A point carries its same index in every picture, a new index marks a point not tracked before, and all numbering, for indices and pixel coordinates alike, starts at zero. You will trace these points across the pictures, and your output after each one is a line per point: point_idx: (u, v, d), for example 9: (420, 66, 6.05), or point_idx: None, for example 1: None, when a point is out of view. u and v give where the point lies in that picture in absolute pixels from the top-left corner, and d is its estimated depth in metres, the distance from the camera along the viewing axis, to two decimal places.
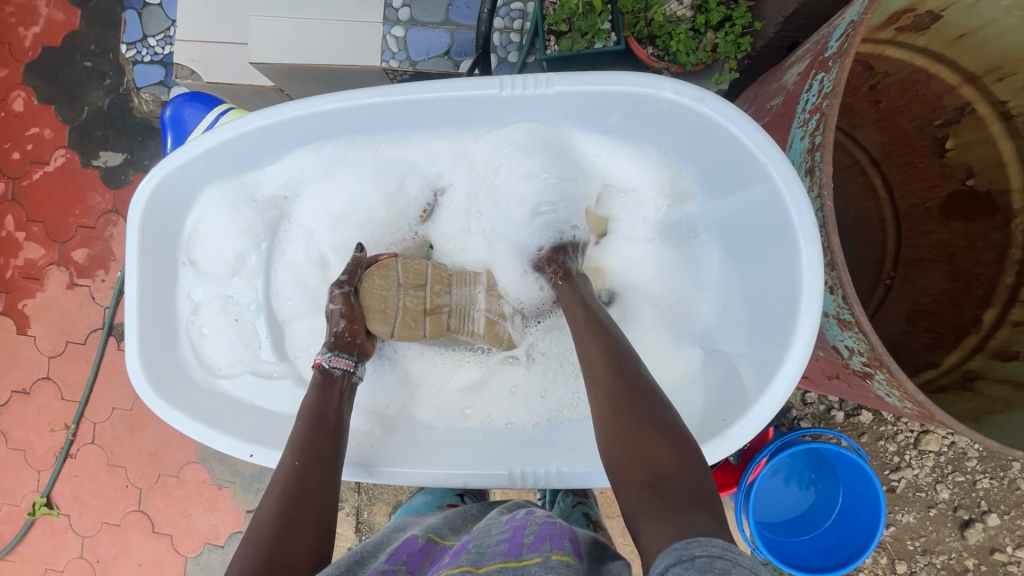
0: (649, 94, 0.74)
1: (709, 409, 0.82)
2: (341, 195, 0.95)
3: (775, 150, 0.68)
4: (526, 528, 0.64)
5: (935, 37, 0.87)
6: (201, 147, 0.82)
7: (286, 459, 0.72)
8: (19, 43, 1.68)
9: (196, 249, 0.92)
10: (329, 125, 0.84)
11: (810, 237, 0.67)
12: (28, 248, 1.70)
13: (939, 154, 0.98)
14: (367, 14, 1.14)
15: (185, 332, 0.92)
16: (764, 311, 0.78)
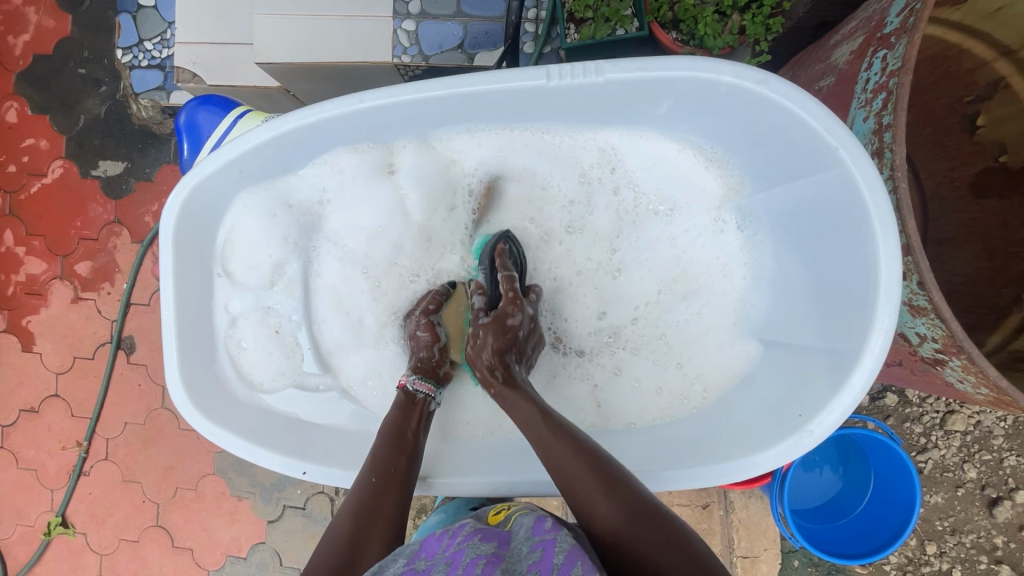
0: (708, 79, 0.71)
1: (782, 402, 0.81)
2: (381, 198, 0.92)
3: (846, 133, 0.66)
4: (556, 545, 0.58)
5: (971, 10, 0.86)
6: (236, 151, 0.78)
7: (362, 475, 0.72)
8: (9, 52, 1.62)
9: (232, 259, 0.89)
10: (370, 125, 0.81)
11: (887, 227, 0.66)
12: (29, 263, 1.66)
13: (969, 132, 0.97)
14: (376, 9, 1.10)
15: (224, 347, 0.90)
16: (835, 302, 0.77)
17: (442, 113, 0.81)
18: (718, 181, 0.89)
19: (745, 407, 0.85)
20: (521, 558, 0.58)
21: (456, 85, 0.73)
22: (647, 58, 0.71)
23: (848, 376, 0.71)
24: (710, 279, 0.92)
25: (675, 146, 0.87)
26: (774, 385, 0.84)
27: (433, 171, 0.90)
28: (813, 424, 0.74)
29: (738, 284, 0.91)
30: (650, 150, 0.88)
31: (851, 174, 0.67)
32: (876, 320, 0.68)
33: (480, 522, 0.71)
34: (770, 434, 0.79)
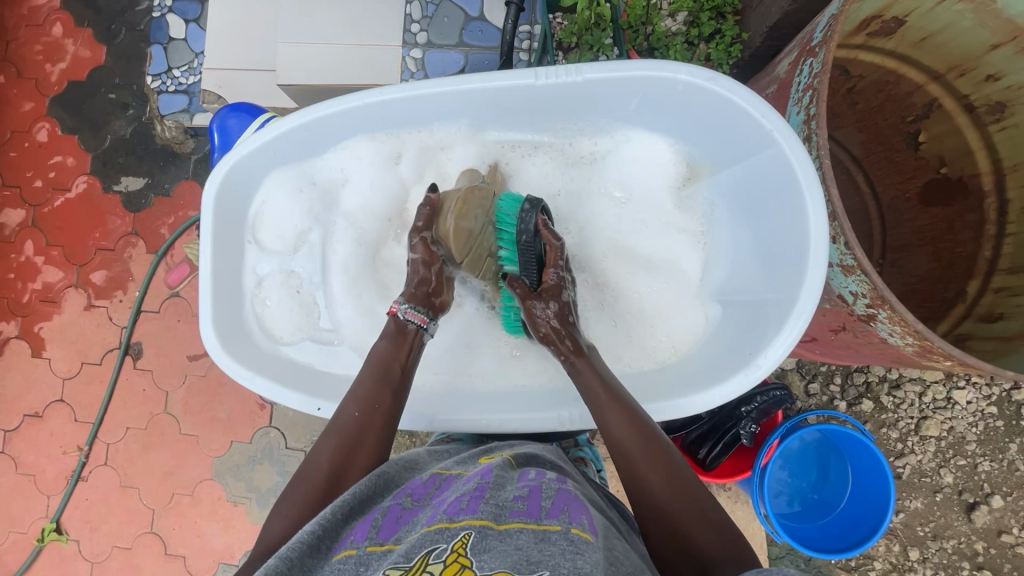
0: (666, 78, 0.78)
1: (732, 352, 0.83)
2: (389, 179, 0.96)
3: (777, 117, 0.72)
4: (542, 491, 0.62)
5: (901, 40, 0.97)
6: (267, 138, 0.85)
7: (348, 405, 0.78)
8: (46, 78, 1.76)
9: (260, 229, 0.94)
10: (384, 117, 0.87)
11: (813, 191, 0.71)
12: (46, 271, 1.74)
13: (913, 148, 1.09)
14: (388, 39, 1.25)
15: (250, 304, 0.94)
16: (776, 260, 0.80)
17: (435, 107, 0.87)
18: (677, 164, 0.92)
19: (702, 358, 0.88)
20: (506, 492, 0.61)
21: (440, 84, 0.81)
22: (615, 62, 0.78)
23: (786, 322, 0.74)
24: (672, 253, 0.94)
25: (635, 137, 0.92)
26: (726, 338, 0.86)
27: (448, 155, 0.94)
28: (762, 359, 0.76)
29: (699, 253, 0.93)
30: (606, 139, 0.93)
31: (785, 152, 0.73)
32: (808, 271, 0.71)
33: (468, 464, 0.75)
34: (722, 376, 0.81)
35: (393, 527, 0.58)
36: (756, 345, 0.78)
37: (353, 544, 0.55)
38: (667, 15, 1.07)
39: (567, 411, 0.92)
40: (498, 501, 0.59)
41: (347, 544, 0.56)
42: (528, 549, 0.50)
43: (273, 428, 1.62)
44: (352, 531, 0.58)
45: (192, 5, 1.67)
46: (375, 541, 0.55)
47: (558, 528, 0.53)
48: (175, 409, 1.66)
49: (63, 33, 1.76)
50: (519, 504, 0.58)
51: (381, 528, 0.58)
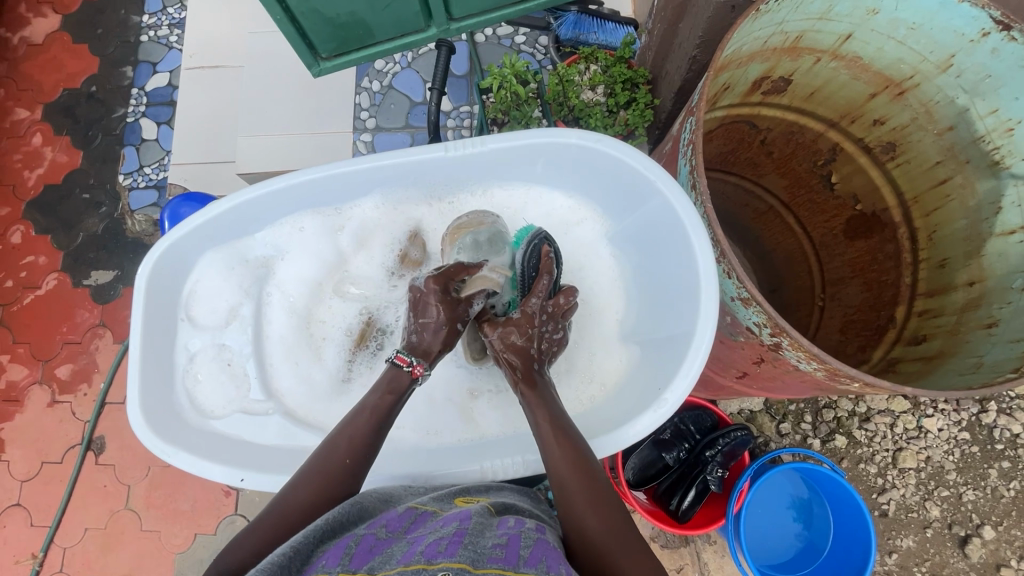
0: (560, 143, 0.83)
1: (642, 396, 0.81)
2: (322, 251, 0.96)
3: (661, 170, 0.77)
4: (521, 541, 0.56)
5: (793, 95, 1.07)
6: (200, 219, 0.85)
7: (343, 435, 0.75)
8: (23, 184, 1.85)
9: (194, 306, 0.89)
10: (312, 195, 0.89)
11: (699, 234, 0.74)
12: (11, 369, 1.73)
13: (829, 188, 1.17)
14: (340, 126, 1.35)
15: (181, 382, 0.87)
16: (676, 298, 0.82)
17: (352, 187, 0.90)
18: (586, 222, 0.96)
19: (617, 405, 0.86)
20: (485, 539, 0.56)
21: (356, 163, 0.84)
22: (516, 131, 0.83)
23: (687, 359, 0.74)
24: (592, 304, 0.95)
25: (544, 199, 0.96)
26: (640, 380, 0.85)
27: (379, 228, 0.96)
28: (667, 394, 0.76)
29: (611, 302, 0.95)
30: (510, 209, 0.96)
31: (671, 201, 0.77)
32: (703, 308, 0.73)
33: (446, 502, 0.71)
34: (632, 412, 0.80)
35: (366, 556, 0.55)
36: (665, 380, 0.78)
37: (324, 569, 0.52)
38: (587, 89, 1.17)
39: (488, 461, 0.85)
40: (475, 545, 0.54)
41: (317, 569, 0.52)
42: None
43: (238, 515, 1.55)
44: (322, 556, 0.55)
45: (164, 109, 1.81)
46: (347, 568, 0.52)
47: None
48: (137, 503, 1.60)
49: (42, 142, 1.87)
50: (498, 551, 0.52)
51: (355, 555, 0.54)
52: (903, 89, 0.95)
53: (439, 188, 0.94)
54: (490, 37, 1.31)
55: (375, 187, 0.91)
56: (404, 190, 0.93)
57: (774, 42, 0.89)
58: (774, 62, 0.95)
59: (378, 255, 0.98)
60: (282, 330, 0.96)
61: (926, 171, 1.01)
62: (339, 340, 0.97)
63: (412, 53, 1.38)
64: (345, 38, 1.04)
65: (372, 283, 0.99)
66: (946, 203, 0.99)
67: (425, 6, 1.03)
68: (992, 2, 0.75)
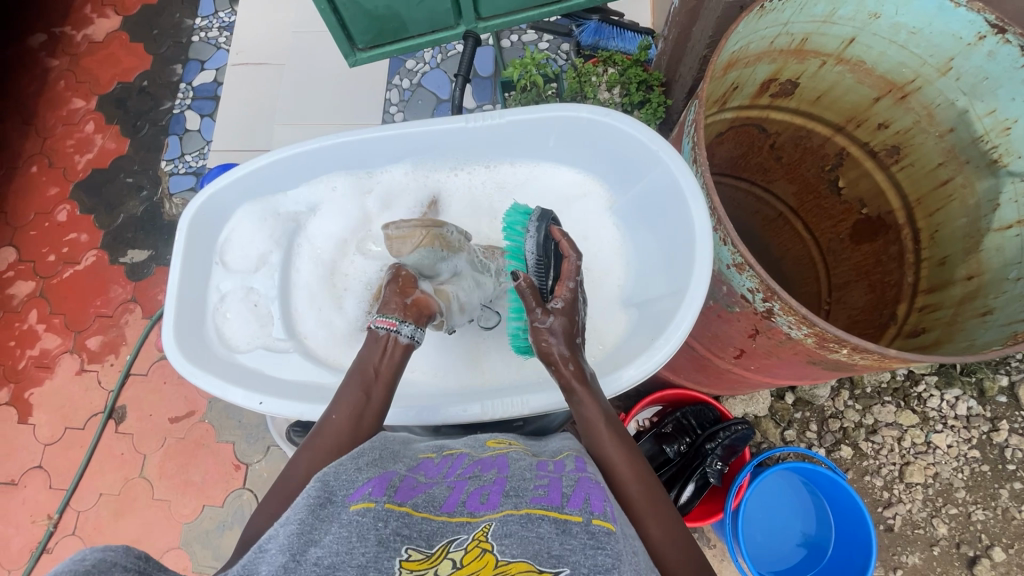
0: (572, 116, 0.89)
1: (636, 349, 0.84)
2: (350, 210, 1.00)
3: (664, 140, 0.82)
4: (563, 482, 0.58)
5: (801, 98, 1.12)
6: (242, 172, 0.93)
7: (349, 384, 0.72)
8: (73, 166, 1.98)
9: (229, 251, 0.97)
10: (343, 156, 0.95)
11: (697, 197, 0.78)
12: (45, 338, 1.82)
13: (836, 192, 1.21)
14: (370, 119, 1.44)
15: (211, 318, 0.94)
16: (674, 259, 0.85)
17: (379, 152, 0.96)
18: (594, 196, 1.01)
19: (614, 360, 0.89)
20: (527, 483, 0.59)
21: (384, 128, 0.91)
22: (532, 104, 0.89)
23: (679, 312, 0.77)
24: (593, 271, 0.99)
25: (552, 175, 1.01)
26: (636, 339, 0.88)
27: (406, 190, 1.00)
28: (658, 346, 0.79)
29: (611, 272, 0.99)
30: (520, 183, 1.01)
31: (673, 168, 0.81)
32: (697, 267, 0.76)
33: (478, 447, 0.72)
34: (625, 363, 0.83)
35: (410, 492, 0.56)
36: (659, 332, 0.80)
37: (371, 497, 0.52)
38: (604, 90, 1.25)
39: (489, 401, 0.89)
40: (518, 490, 0.57)
41: (363, 496, 0.53)
42: (550, 540, 0.49)
43: (246, 490, 1.60)
44: (365, 484, 0.55)
45: (208, 103, 1.93)
46: (393, 500, 0.53)
47: (579, 519, 0.51)
48: (151, 472, 1.65)
49: (94, 129, 2.01)
50: (541, 491, 0.56)
51: (399, 489, 0.56)
52: (906, 93, 0.99)
53: (459, 157, 0.99)
54: (514, 41, 1.40)
55: (400, 154, 0.97)
56: (429, 158, 0.99)
57: (780, 43, 0.94)
58: (781, 64, 1.01)
59: (400, 212, 1.00)
60: (305, 282, 1.01)
61: (928, 172, 1.04)
62: (359, 292, 1.00)
63: (441, 55, 1.48)
64: (381, 31, 1.13)
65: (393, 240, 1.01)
66: (946, 203, 1.03)
67: (455, 5, 1.12)
68: (987, 6, 0.79)
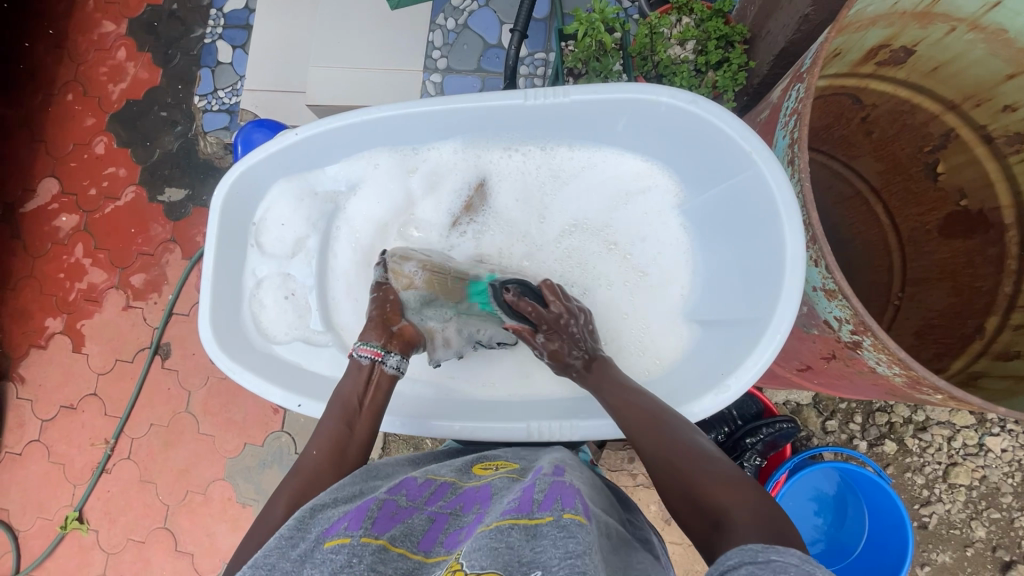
0: (650, 102, 0.78)
1: (703, 374, 0.81)
2: (393, 191, 0.96)
3: (759, 140, 0.71)
4: (536, 487, 0.56)
5: (913, 69, 0.96)
6: (273, 149, 0.86)
7: (331, 412, 0.77)
8: (108, 96, 1.93)
9: (263, 234, 0.93)
10: (389, 132, 0.88)
11: (791, 214, 0.69)
12: (92, 272, 1.87)
13: (933, 178, 1.05)
14: (410, 64, 1.32)
15: (247, 305, 0.92)
16: (753, 280, 0.78)
17: (425, 128, 0.88)
18: (659, 189, 0.92)
19: (676, 380, 0.86)
20: (501, 502, 0.57)
21: (431, 104, 0.82)
22: (602, 83, 0.78)
23: (759, 343, 0.72)
24: (648, 272, 0.94)
25: (613, 161, 0.92)
26: (700, 361, 0.84)
27: (453, 171, 0.95)
28: (731, 379, 0.75)
29: (671, 277, 0.93)
30: (581, 171, 0.94)
31: (764, 174, 0.71)
32: (784, 295, 0.70)
33: (463, 474, 0.72)
34: (692, 392, 0.79)
35: (388, 524, 0.55)
36: (728, 365, 0.76)
37: (346, 532, 0.52)
38: (675, 44, 1.08)
39: (536, 422, 0.86)
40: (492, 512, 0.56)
41: (338, 531, 0.52)
42: (520, 548, 0.46)
43: (284, 432, 1.66)
44: (342, 520, 0.55)
45: (240, 33, 1.81)
46: (369, 532, 0.52)
47: (549, 519, 0.49)
48: (196, 409, 1.73)
49: (126, 57, 1.93)
50: (512, 504, 0.54)
51: (377, 520, 0.54)
52: None
53: (511, 136, 0.91)
54: None
55: (447, 130, 0.89)
56: (480, 136, 0.91)
57: (904, 4, 0.79)
58: (899, 28, 0.85)
59: (445, 199, 0.97)
60: (345, 267, 0.98)
61: None
62: None
63: None
64: None
65: (436, 227, 0.99)
66: None
67: None
68: None
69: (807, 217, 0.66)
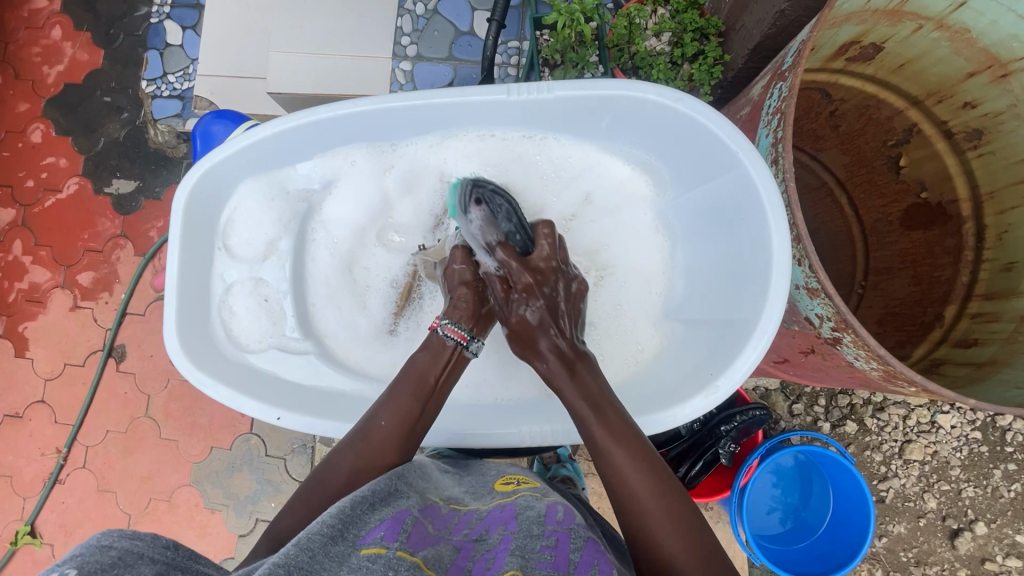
0: (635, 97, 0.78)
1: (691, 374, 0.83)
2: (371, 188, 0.93)
3: (744, 139, 0.73)
4: (571, 541, 0.58)
5: (880, 65, 0.99)
6: (243, 144, 0.82)
7: (402, 388, 0.77)
8: (42, 80, 1.78)
9: (232, 235, 0.89)
10: (366, 126, 0.85)
11: (777, 214, 0.71)
12: (34, 271, 1.73)
13: (894, 171, 1.09)
14: (377, 50, 1.26)
15: (216, 312, 0.88)
16: (739, 281, 0.80)
17: (406, 123, 0.86)
18: (644, 186, 0.93)
19: (665, 378, 0.87)
20: (532, 540, 0.58)
21: (414, 98, 0.80)
22: (587, 79, 0.78)
23: (748, 341, 0.74)
24: (634, 268, 0.94)
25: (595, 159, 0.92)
26: (687, 360, 0.86)
27: (432, 167, 0.93)
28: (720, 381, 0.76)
29: (654, 275, 0.94)
30: (570, 167, 0.92)
31: (750, 174, 0.73)
32: (771, 294, 0.72)
33: (487, 496, 0.72)
34: (682, 393, 0.81)
35: (420, 543, 0.55)
36: (717, 365, 0.78)
37: (382, 543, 0.51)
38: (651, 36, 1.07)
39: (526, 427, 0.88)
40: (523, 549, 0.56)
41: (373, 540, 0.51)
42: None
43: (253, 435, 1.60)
44: (377, 526, 0.54)
45: (190, 12, 1.69)
46: (404, 547, 0.52)
47: None
48: (156, 413, 1.65)
49: (61, 36, 1.77)
50: (546, 553, 0.55)
51: (410, 537, 0.54)
52: (1008, 72, 0.87)
53: (492, 130, 0.89)
54: None
55: (429, 124, 0.87)
56: (462, 131, 0.89)
57: (877, 2, 0.80)
58: (870, 26, 0.87)
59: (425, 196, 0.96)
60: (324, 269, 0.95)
61: (1010, 165, 0.95)
62: (383, 288, 0.97)
63: None
64: None
65: (416, 224, 0.96)
66: None
67: None
68: None
69: (793, 217, 0.68)
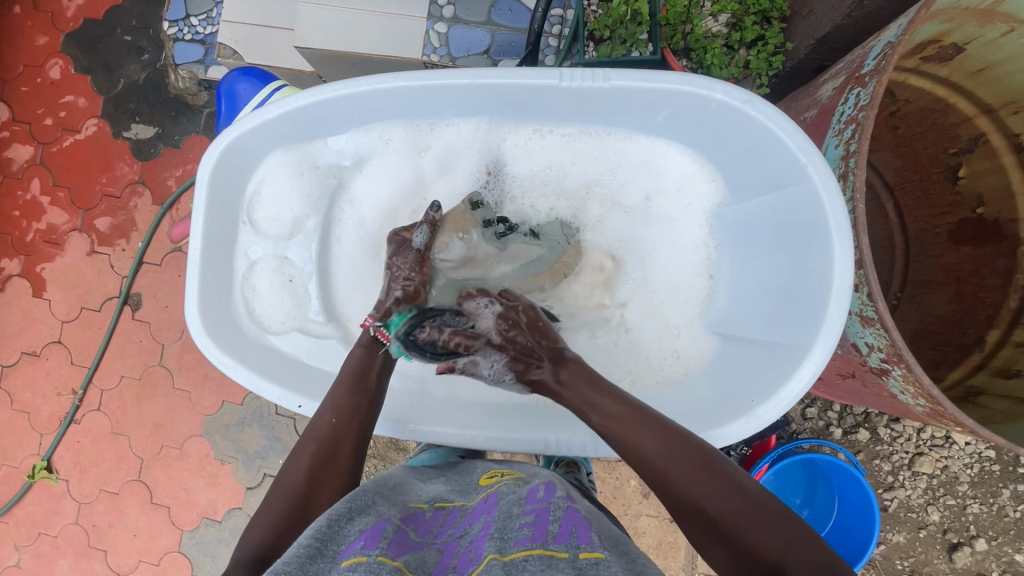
0: (700, 95, 0.74)
1: (726, 393, 0.81)
2: (405, 169, 0.90)
3: (816, 151, 0.69)
4: (551, 513, 0.58)
5: (956, 68, 0.92)
6: (276, 114, 0.78)
7: (340, 380, 0.77)
8: (61, 13, 1.71)
9: (258, 210, 0.87)
10: (407, 104, 0.81)
11: (844, 239, 0.68)
12: (51, 212, 1.72)
13: (951, 181, 1.02)
14: (411, 9, 1.18)
15: (239, 290, 0.87)
16: (790, 304, 0.77)
17: (449, 102, 0.82)
18: (689, 189, 0.89)
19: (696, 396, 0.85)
20: (514, 520, 0.58)
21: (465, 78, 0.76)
22: (649, 71, 0.74)
23: (796, 370, 0.72)
24: (672, 272, 0.92)
25: (637, 154, 0.88)
26: (721, 379, 0.83)
27: (468, 151, 0.89)
28: (762, 410, 0.74)
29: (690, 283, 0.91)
30: (620, 161, 0.89)
31: (818, 191, 0.69)
32: (826, 322, 0.69)
33: (473, 493, 0.72)
34: (717, 415, 0.78)
35: (402, 547, 0.54)
36: (759, 393, 0.75)
37: (364, 550, 0.50)
38: (708, 15, 0.99)
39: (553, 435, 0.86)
40: (505, 531, 0.57)
41: (356, 549, 0.51)
42: None
43: None
44: (357, 535, 0.53)
45: None
46: (385, 553, 0.52)
47: (567, 556, 0.51)
48: (171, 362, 1.66)
49: None
50: (528, 531, 0.55)
51: (392, 542, 0.54)
52: None
53: (535, 115, 0.85)
54: None
55: (473, 105, 0.84)
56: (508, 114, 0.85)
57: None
58: (954, 24, 0.80)
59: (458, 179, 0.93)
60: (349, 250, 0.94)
61: None
62: None
63: None
64: None
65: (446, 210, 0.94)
66: None
67: None
68: None
69: (862, 243, 0.65)
